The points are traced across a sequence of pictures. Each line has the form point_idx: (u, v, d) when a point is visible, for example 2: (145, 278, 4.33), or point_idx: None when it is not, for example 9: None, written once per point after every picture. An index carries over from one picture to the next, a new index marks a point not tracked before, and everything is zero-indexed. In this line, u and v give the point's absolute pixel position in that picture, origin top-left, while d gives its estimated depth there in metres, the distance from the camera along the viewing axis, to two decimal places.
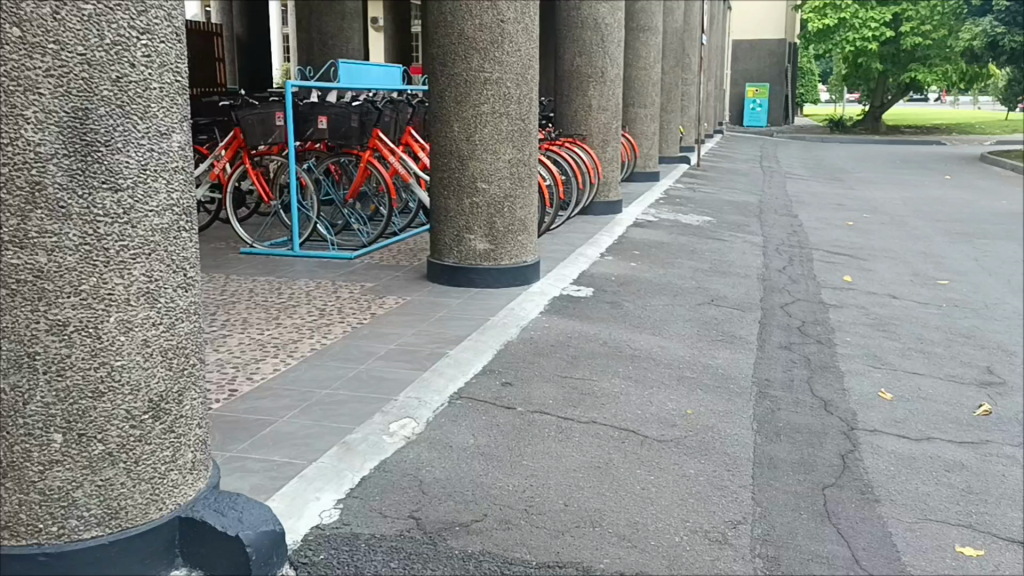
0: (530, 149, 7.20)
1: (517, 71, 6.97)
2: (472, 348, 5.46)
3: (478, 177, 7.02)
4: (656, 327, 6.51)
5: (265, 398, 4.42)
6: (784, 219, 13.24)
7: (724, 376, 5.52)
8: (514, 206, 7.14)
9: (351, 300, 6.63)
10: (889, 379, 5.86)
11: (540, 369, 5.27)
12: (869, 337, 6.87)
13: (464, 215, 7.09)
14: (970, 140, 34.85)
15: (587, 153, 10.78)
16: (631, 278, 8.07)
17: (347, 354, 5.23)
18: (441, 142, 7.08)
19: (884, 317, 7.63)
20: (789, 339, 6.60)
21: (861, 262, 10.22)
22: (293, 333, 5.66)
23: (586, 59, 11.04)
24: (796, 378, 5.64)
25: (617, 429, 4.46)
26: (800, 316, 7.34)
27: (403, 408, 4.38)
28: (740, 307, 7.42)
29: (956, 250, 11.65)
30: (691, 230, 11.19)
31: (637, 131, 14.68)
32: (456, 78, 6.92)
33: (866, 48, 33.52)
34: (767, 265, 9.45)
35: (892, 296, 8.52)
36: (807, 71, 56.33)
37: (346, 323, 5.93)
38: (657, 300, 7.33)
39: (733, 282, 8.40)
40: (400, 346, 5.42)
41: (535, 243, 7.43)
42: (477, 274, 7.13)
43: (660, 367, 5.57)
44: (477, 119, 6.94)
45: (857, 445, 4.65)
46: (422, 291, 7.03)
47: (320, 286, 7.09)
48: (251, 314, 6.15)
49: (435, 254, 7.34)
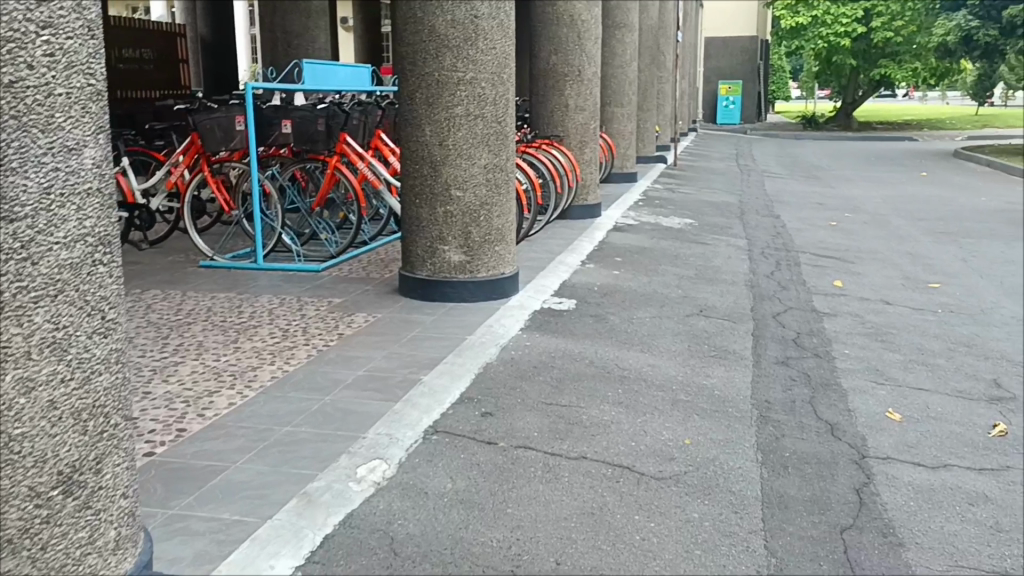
0: (507, 153, 6.76)
1: (493, 70, 6.54)
2: (448, 373, 5.01)
3: (452, 184, 6.56)
4: (645, 342, 6.10)
5: (216, 439, 3.95)
6: (767, 220, 12.89)
7: (721, 399, 5.12)
8: (491, 214, 6.69)
9: (317, 319, 6.16)
10: (895, 398, 5.48)
11: (523, 396, 4.83)
12: (868, 349, 6.50)
13: (437, 225, 6.63)
14: (943, 136, 34.82)
15: (565, 154, 10.35)
16: (615, 288, 7.65)
17: (311, 383, 4.76)
18: (412, 147, 6.62)
19: (881, 326, 7.27)
20: (786, 353, 6.21)
21: (849, 265, 9.87)
22: (252, 359, 5.18)
23: (562, 58, 10.63)
24: (797, 399, 5.25)
25: (611, 466, 4.04)
26: (794, 326, 6.96)
27: (372, 448, 3.92)
28: (731, 318, 7.02)
29: (943, 250, 11.35)
30: (673, 233, 10.81)
31: (615, 131, 14.28)
32: (427, 78, 6.48)
33: (839, 44, 33.37)
34: (755, 270, 9.08)
35: (885, 302, 8.17)
36: (778, 69, 56.27)
37: (312, 347, 5.46)
38: (643, 312, 6.92)
39: (721, 289, 8.02)
40: (370, 372, 4.96)
41: (513, 253, 6.98)
42: (452, 288, 6.69)
43: (651, 390, 5.15)
44: (450, 122, 6.49)
45: (871, 476, 4.26)
46: (393, 307, 6.57)
47: (284, 303, 6.61)
48: (208, 337, 5.66)
49: (407, 267, 6.87)
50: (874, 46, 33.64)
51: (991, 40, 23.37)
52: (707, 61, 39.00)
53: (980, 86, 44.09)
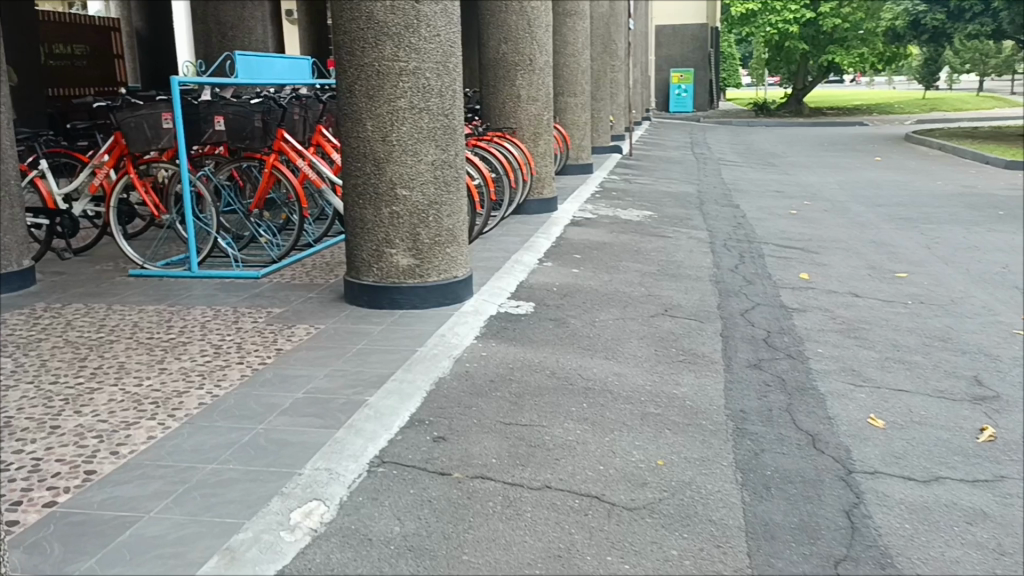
0: (456, 148, 6.32)
1: (438, 59, 6.10)
2: (397, 392, 4.56)
3: (398, 183, 6.10)
4: (610, 348, 5.70)
5: (128, 483, 3.46)
6: (726, 210, 12.59)
7: (693, 410, 4.74)
8: (441, 214, 6.23)
9: (253, 332, 5.66)
10: (876, 402, 5.15)
11: (478, 415, 4.40)
12: (842, 347, 6.18)
13: (383, 227, 6.16)
14: (892, 120, 35.02)
15: (518, 147, 9.93)
16: (575, 287, 7.25)
17: (242, 409, 4.28)
18: (353, 143, 6.15)
19: (852, 321, 6.96)
20: (757, 355, 5.86)
21: (814, 256, 9.58)
22: (179, 383, 4.69)
23: (513, 46, 10.20)
24: (773, 407, 4.89)
25: (578, 497, 3.63)
26: (764, 325, 6.61)
27: (308, 487, 3.46)
28: (697, 317, 6.66)
29: (906, 238, 11.12)
30: (631, 227, 10.44)
31: (569, 122, 13.88)
32: (366, 69, 6.01)
33: (788, 31, 33.36)
34: (718, 264, 8.74)
35: (854, 295, 7.87)
36: (728, 56, 56.32)
37: (247, 366, 4.97)
38: (605, 314, 6.53)
39: (685, 286, 7.66)
40: (309, 394, 4.49)
41: (466, 254, 6.53)
42: (401, 294, 6.23)
43: (619, 403, 4.75)
44: (393, 115, 6.03)
45: (861, 495, 3.90)
46: (338, 316, 6.09)
47: (219, 315, 6.11)
48: (131, 357, 5.14)
49: (352, 273, 6.40)
50: (822, 32, 33.74)
51: (938, 24, 23.31)
52: (658, 49, 38.79)
53: (926, 70, 44.37)
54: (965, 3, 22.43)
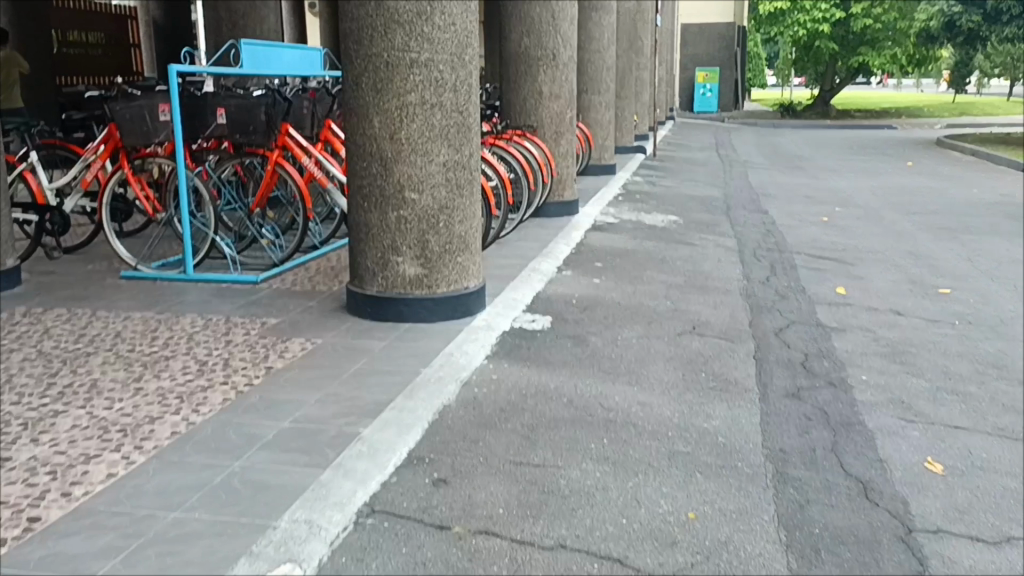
0: (472, 148, 5.81)
1: (453, 50, 5.59)
2: (394, 423, 4.07)
3: (406, 185, 5.60)
4: (634, 372, 5.19)
5: (75, 536, 3.00)
6: (755, 216, 12.03)
7: (727, 448, 4.22)
8: (452, 220, 5.73)
9: (245, 346, 5.19)
10: (930, 442, 4.62)
11: (485, 454, 3.91)
12: (887, 374, 5.64)
13: (389, 234, 5.67)
14: (922, 123, 34.21)
15: (538, 147, 9.42)
16: (596, 300, 6.74)
17: (218, 441, 3.81)
18: (359, 141, 5.66)
19: (896, 342, 6.42)
20: (796, 382, 5.32)
21: (850, 268, 9.03)
22: (153, 406, 4.22)
23: (535, 40, 9.69)
24: (816, 446, 4.37)
25: (596, 560, 3.13)
26: (801, 346, 6.07)
27: (283, 545, 2.98)
28: (728, 336, 6.13)
29: (945, 249, 10.53)
30: (655, 232, 9.92)
31: (592, 120, 13.35)
32: (374, 61, 5.52)
33: (818, 30, 32.63)
34: (749, 275, 8.20)
35: (896, 313, 7.31)
36: (754, 56, 55.53)
37: (232, 387, 4.49)
38: (628, 332, 6.01)
39: (714, 301, 7.13)
40: (298, 424, 4.01)
41: (479, 264, 6.02)
42: (407, 306, 5.74)
43: (644, 439, 4.24)
44: (403, 112, 5.54)
45: (925, 561, 3.39)
46: (338, 329, 5.61)
47: (209, 325, 5.65)
48: (107, 374, 4.68)
49: (355, 282, 5.91)
50: (852, 32, 32.98)
51: (974, 26, 22.57)
52: (683, 48, 38.09)
53: (957, 73, 43.44)
54: (1003, 5, 21.68)
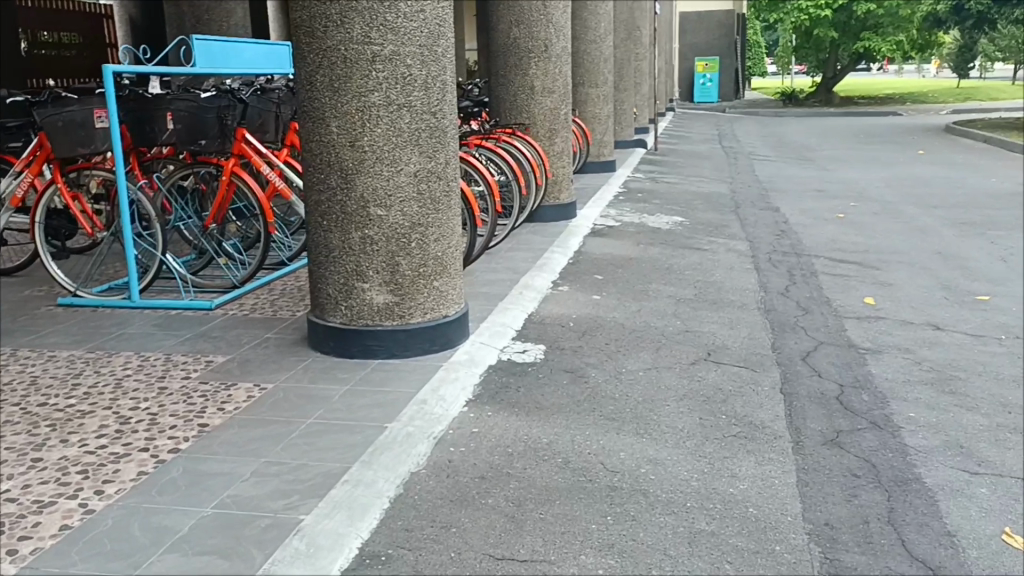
0: (447, 155, 4.99)
1: (422, 41, 4.76)
2: (346, 505, 3.26)
3: (371, 200, 4.79)
4: (642, 419, 4.38)
5: None
6: (765, 214, 11.22)
7: (761, 524, 3.41)
8: (426, 238, 4.91)
9: (180, 395, 4.38)
10: (1004, 504, 3.82)
11: (458, 547, 3.11)
12: (938, 410, 4.83)
13: (353, 256, 4.86)
14: (928, 109, 33.34)
15: (530, 147, 8.62)
16: (596, 323, 5.93)
17: (117, 541, 2.99)
18: (314, 149, 4.84)
19: (941, 365, 5.61)
20: (833, 424, 4.50)
21: (875, 273, 8.21)
22: (46, 488, 3.40)
23: (525, 30, 8.86)
24: (869, 516, 3.56)
25: None
26: (835, 375, 5.26)
27: None
28: (748, 364, 5.33)
29: (974, 247, 9.73)
30: (660, 236, 9.10)
31: (589, 115, 12.51)
32: (330, 55, 4.69)
33: (820, 16, 31.74)
34: (766, 285, 7.39)
35: (935, 327, 6.50)
36: (755, 43, 54.62)
37: (152, 457, 3.66)
38: (634, 363, 5.20)
39: (731, 318, 6.32)
40: (223, 510, 3.19)
41: (460, 287, 5.20)
42: (375, 340, 4.93)
43: (657, 514, 3.43)
44: (364, 115, 4.72)
45: None
46: (294, 369, 4.78)
47: (145, 366, 4.83)
48: (3, 441, 3.86)
49: (316, 311, 5.10)
50: (854, 18, 32.03)
51: (983, 8, 21.77)
52: (683, 37, 37.06)
53: (961, 57, 42.61)
54: None
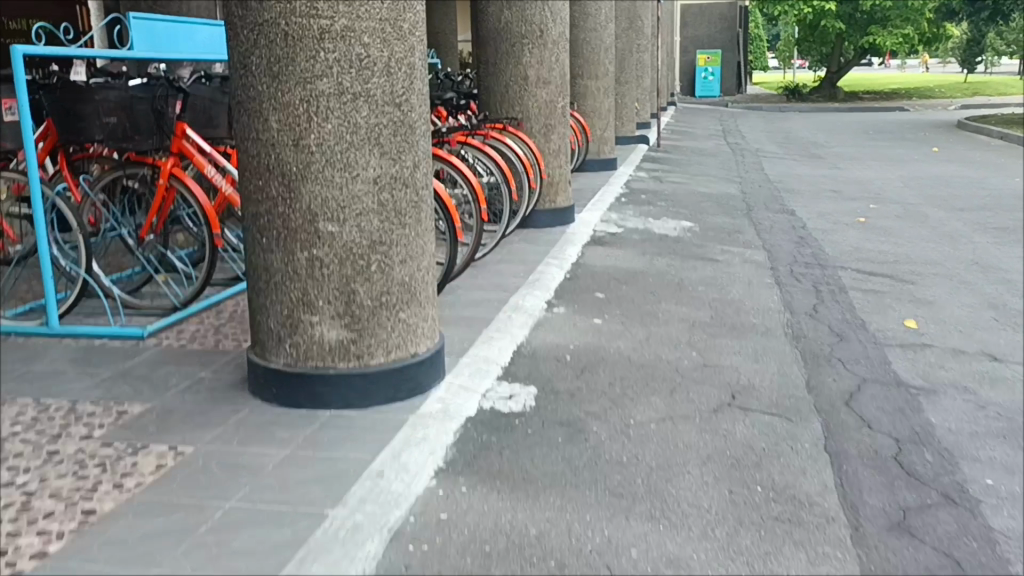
0: (417, 156, 4.06)
1: (383, 14, 3.83)
2: None
3: (320, 212, 3.86)
4: (657, 494, 3.47)
5: None
6: (780, 217, 10.31)
7: None
8: (389, 259, 3.98)
9: (71, 465, 3.44)
10: None
11: None
12: (1021, 475, 3.92)
13: (298, 282, 3.93)
14: (936, 104, 32.42)
15: (524, 145, 7.70)
16: (598, 357, 4.99)
17: None
18: (251, 150, 3.91)
19: (1010, 409, 4.70)
20: (897, 499, 3.58)
21: (911, 288, 7.31)
22: None
23: (518, 14, 7.93)
24: None
25: None
26: (887, 425, 4.35)
27: None
28: (783, 411, 4.40)
29: (1013, 256, 8.83)
30: (668, 245, 8.18)
31: (589, 109, 11.57)
32: (267, 31, 3.76)
33: (825, 9, 30.85)
34: (791, 303, 6.48)
35: (991, 357, 5.59)
36: (758, 36, 53.75)
37: (5, 567, 2.73)
38: (645, 412, 4.27)
39: (757, 347, 5.39)
40: None
41: (432, 319, 4.27)
42: (325, 388, 4.00)
43: None
44: (310, 107, 3.79)
45: None
46: (225, 425, 3.85)
47: (41, 419, 3.90)
48: None
49: (256, 348, 4.17)
50: (860, 11, 31.14)
51: None
52: (684, 30, 36.16)
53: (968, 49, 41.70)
54: None
